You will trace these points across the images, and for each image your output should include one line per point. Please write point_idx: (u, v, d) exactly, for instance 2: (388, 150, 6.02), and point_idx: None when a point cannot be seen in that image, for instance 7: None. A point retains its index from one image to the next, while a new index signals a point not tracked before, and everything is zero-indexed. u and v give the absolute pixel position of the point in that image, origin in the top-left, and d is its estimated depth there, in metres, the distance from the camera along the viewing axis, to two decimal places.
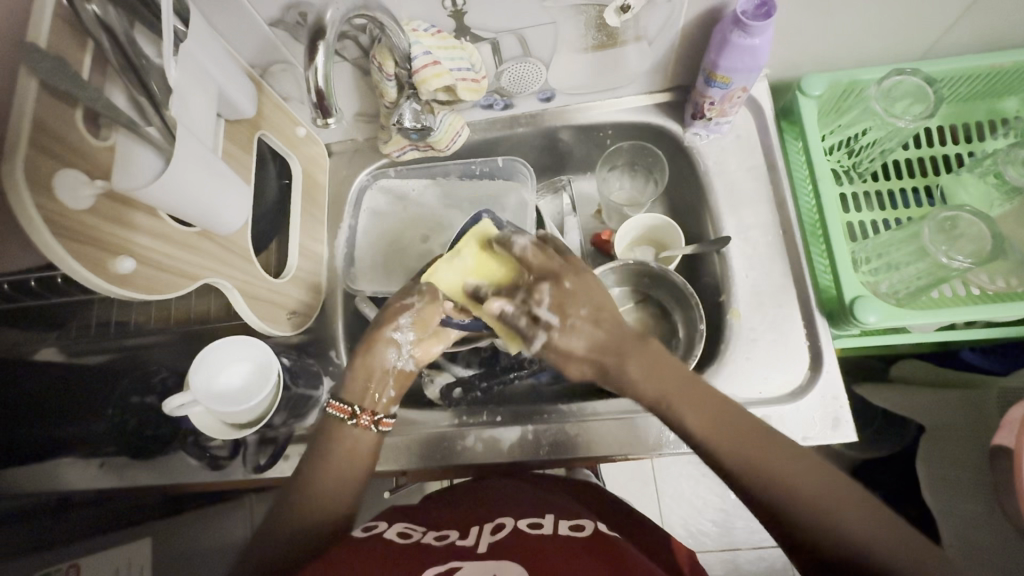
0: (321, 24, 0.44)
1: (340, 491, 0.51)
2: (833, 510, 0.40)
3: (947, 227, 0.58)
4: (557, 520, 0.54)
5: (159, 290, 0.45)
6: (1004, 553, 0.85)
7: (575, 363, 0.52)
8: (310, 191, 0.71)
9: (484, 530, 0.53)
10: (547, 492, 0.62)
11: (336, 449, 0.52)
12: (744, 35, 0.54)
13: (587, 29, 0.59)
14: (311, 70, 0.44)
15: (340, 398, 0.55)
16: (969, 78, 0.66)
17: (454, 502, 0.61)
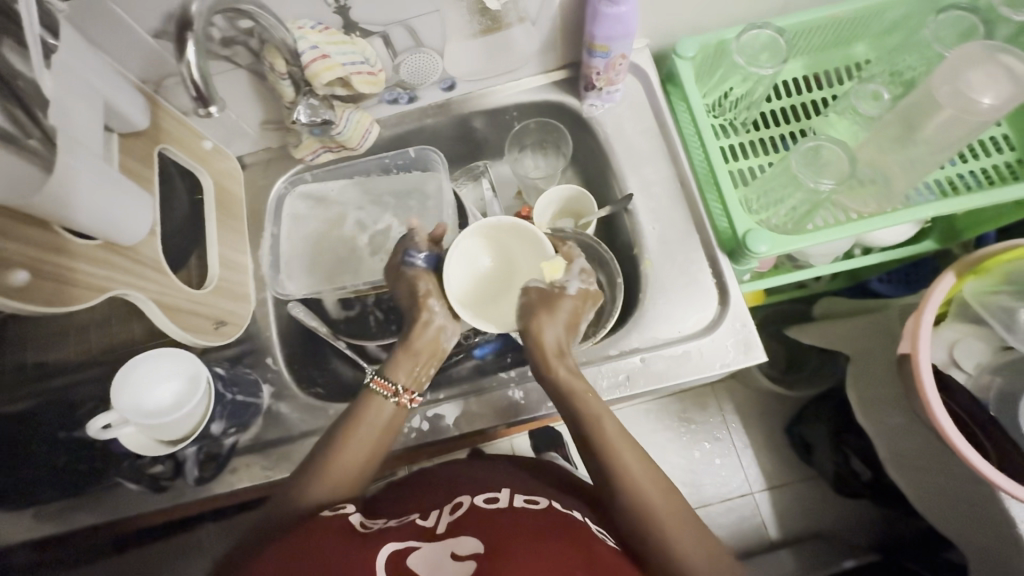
0: (187, 17, 0.44)
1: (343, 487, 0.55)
2: (672, 532, 0.49)
3: (814, 158, 0.65)
4: (513, 494, 0.56)
5: (67, 304, 0.48)
6: (924, 453, 0.95)
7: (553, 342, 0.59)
8: (225, 203, 0.71)
9: (444, 510, 0.54)
10: (516, 471, 0.65)
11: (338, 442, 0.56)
12: (609, 4, 0.59)
13: (471, 14, 0.63)
14: (183, 64, 0.44)
15: (383, 376, 0.60)
16: (817, 29, 0.74)
17: (430, 484, 0.62)
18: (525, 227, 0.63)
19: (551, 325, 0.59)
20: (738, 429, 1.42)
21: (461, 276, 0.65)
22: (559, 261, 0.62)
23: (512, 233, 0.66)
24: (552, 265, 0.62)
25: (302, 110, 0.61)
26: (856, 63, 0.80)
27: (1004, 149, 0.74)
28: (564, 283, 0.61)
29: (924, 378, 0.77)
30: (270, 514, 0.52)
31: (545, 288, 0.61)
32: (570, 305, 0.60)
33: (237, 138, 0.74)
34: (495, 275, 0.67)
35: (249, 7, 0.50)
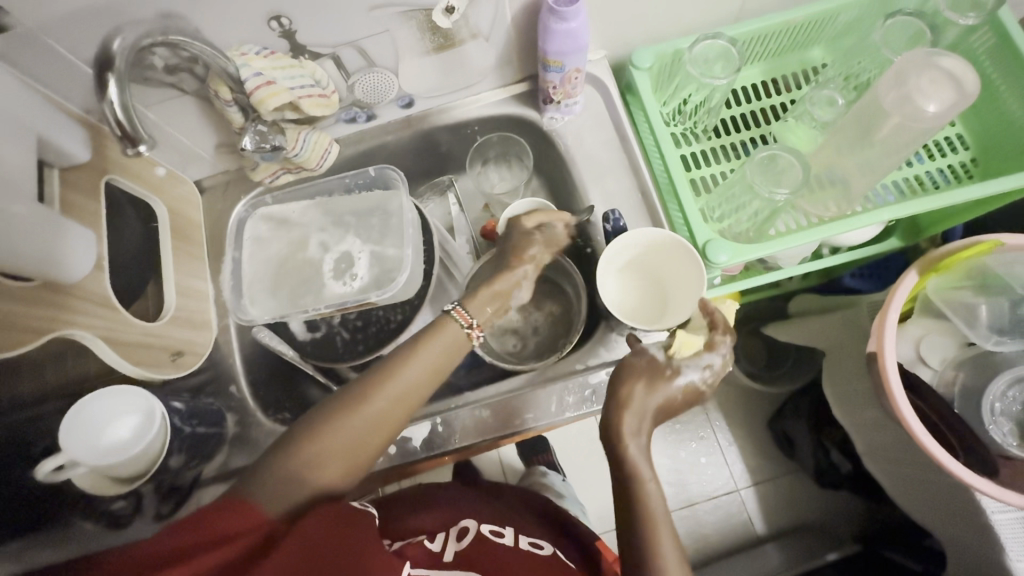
0: (108, 57, 0.45)
1: (387, 432, 0.53)
2: None
3: (771, 167, 0.66)
4: (517, 534, 0.60)
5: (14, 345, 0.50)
6: (897, 447, 0.97)
7: (633, 413, 0.53)
8: (181, 229, 0.70)
9: (450, 535, 0.58)
10: (505, 509, 0.68)
11: (386, 393, 0.52)
12: (560, 20, 0.59)
13: (422, 33, 0.62)
14: (104, 103, 0.44)
15: (462, 307, 0.59)
16: (771, 35, 0.75)
17: (430, 503, 0.66)
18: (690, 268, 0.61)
19: (635, 412, 0.52)
20: (722, 427, 1.42)
21: (624, 283, 0.68)
22: (697, 340, 0.57)
23: (676, 264, 0.63)
24: (687, 342, 0.57)
25: (249, 137, 0.60)
26: (813, 67, 0.81)
27: (959, 149, 0.75)
28: (680, 368, 0.55)
29: (890, 376, 0.78)
30: (318, 439, 0.50)
31: (651, 362, 0.56)
32: (666, 392, 0.54)
33: (192, 162, 0.73)
34: (651, 291, 0.67)
35: (178, 36, 0.50)
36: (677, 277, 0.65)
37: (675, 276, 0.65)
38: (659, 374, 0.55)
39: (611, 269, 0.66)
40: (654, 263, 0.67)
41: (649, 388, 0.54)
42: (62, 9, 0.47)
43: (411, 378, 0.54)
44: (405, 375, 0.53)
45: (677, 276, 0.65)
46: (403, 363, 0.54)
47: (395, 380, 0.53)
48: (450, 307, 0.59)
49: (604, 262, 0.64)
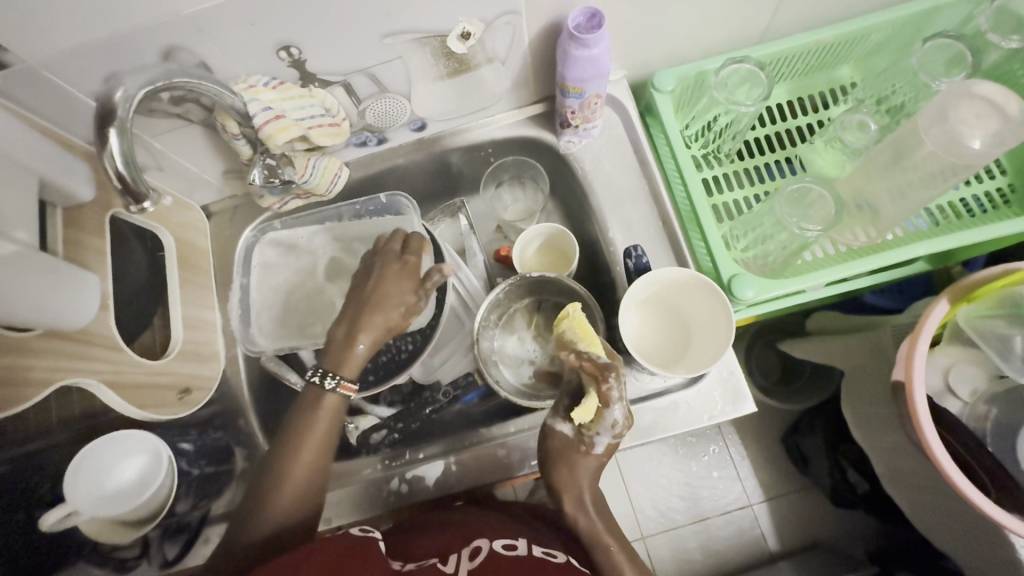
0: (110, 105, 0.43)
1: (319, 456, 0.55)
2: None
3: (799, 198, 0.63)
4: (530, 543, 0.58)
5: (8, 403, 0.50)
6: (919, 473, 0.93)
7: (565, 470, 0.56)
8: (187, 259, 0.68)
9: (463, 554, 0.55)
10: (514, 520, 0.65)
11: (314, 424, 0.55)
12: (580, 46, 0.56)
13: (436, 59, 0.60)
14: (107, 156, 0.42)
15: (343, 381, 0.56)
16: (799, 55, 0.72)
17: (437, 524, 0.63)
18: (726, 319, 0.57)
19: (572, 489, 0.56)
20: (736, 442, 1.39)
21: (648, 323, 0.64)
22: (591, 409, 0.55)
23: (712, 310, 0.59)
24: (585, 408, 0.54)
25: (257, 171, 0.59)
26: (842, 86, 0.77)
27: (996, 175, 0.72)
28: (592, 440, 0.55)
29: (918, 405, 0.74)
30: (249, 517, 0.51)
31: (564, 440, 0.57)
32: (594, 464, 0.56)
33: (199, 187, 0.70)
34: (674, 337, 0.64)
35: (181, 79, 0.47)
36: (707, 327, 0.61)
37: (697, 317, 0.62)
38: (568, 443, 0.57)
39: (632, 304, 0.62)
40: (677, 300, 0.63)
41: (563, 454, 0.57)
42: (63, 44, 0.45)
43: (315, 433, 0.55)
44: (314, 420, 0.55)
45: (701, 318, 0.62)
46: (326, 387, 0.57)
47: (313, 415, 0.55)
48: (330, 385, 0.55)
49: (626, 300, 0.61)
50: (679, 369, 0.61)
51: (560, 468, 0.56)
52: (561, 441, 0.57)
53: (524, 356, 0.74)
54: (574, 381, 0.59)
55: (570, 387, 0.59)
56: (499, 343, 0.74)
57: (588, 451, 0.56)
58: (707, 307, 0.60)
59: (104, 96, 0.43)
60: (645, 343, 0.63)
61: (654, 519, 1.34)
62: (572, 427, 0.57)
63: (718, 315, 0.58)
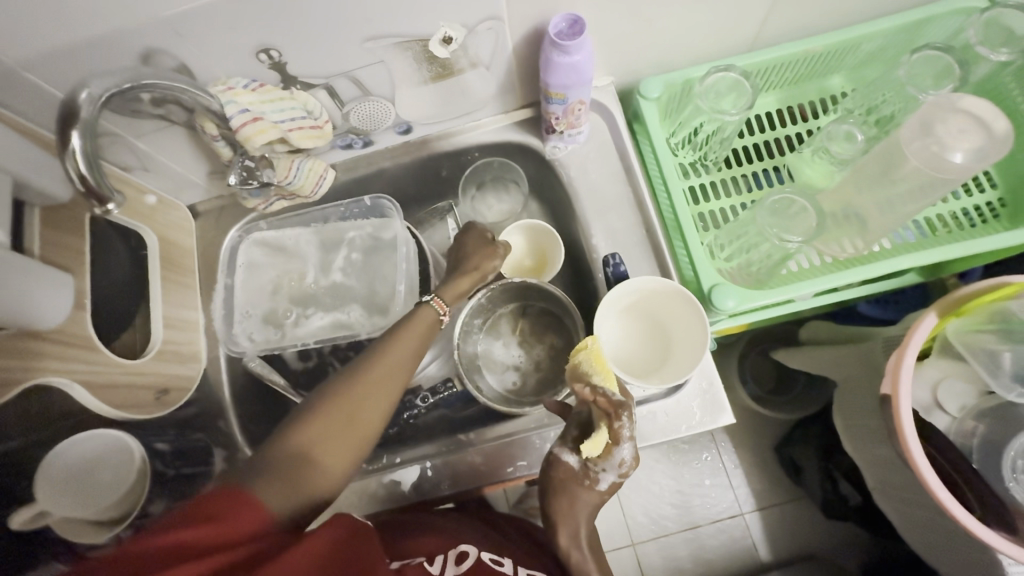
0: (73, 105, 0.42)
1: (385, 401, 0.51)
2: None
3: (782, 208, 0.63)
4: (516, 564, 0.57)
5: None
6: (908, 489, 0.92)
7: (565, 497, 0.53)
8: (171, 259, 0.68)
9: (450, 557, 0.55)
10: (498, 536, 0.65)
11: (380, 362, 0.52)
12: (562, 53, 0.56)
13: (419, 63, 0.60)
14: (69, 156, 0.42)
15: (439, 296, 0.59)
16: (788, 64, 0.71)
17: (425, 524, 0.63)
18: (705, 330, 0.56)
19: (569, 524, 0.53)
20: (728, 450, 1.38)
21: (629, 330, 0.64)
22: (602, 441, 0.52)
23: (694, 325, 0.58)
24: (596, 441, 0.52)
25: (235, 173, 0.59)
26: (832, 95, 0.77)
27: (986, 188, 0.71)
28: (598, 475, 0.53)
29: (904, 423, 0.73)
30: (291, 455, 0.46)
31: (569, 471, 0.54)
32: (595, 501, 0.53)
33: (185, 188, 0.71)
34: (653, 346, 0.63)
35: (150, 81, 0.46)
36: (689, 341, 0.60)
37: (673, 327, 0.62)
38: (570, 477, 0.54)
39: (611, 312, 0.62)
40: (655, 309, 0.63)
41: (562, 485, 0.54)
42: (38, 45, 0.45)
43: (378, 373, 0.52)
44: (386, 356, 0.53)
45: (677, 328, 0.61)
46: (399, 334, 0.55)
47: (385, 354, 0.53)
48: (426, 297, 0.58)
49: (604, 306, 0.60)
50: (655, 379, 0.61)
51: (560, 497, 0.53)
52: (564, 474, 0.54)
53: (510, 362, 0.73)
54: (583, 412, 0.56)
55: (580, 417, 0.56)
56: (485, 347, 0.74)
57: (591, 487, 0.53)
58: (687, 319, 0.59)
59: (68, 96, 0.42)
60: (622, 351, 0.63)
61: (644, 526, 1.33)
62: (579, 459, 0.54)
63: (699, 329, 0.57)
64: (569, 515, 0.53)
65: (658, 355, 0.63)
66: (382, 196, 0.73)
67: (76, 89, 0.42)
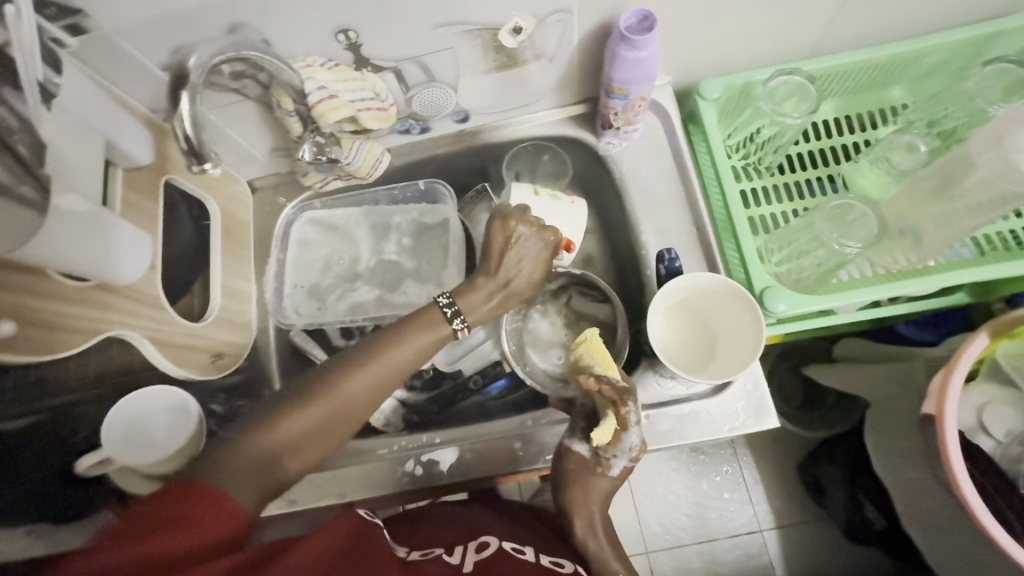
0: (185, 71, 0.46)
1: (359, 411, 0.56)
2: None
3: (840, 215, 0.62)
4: (539, 552, 0.57)
5: (54, 348, 0.47)
6: (941, 517, 0.89)
7: (577, 488, 0.58)
8: (231, 231, 0.70)
9: (470, 547, 0.56)
10: (523, 526, 0.64)
11: (362, 379, 0.56)
12: (631, 48, 0.57)
13: (486, 52, 0.61)
14: (178, 119, 0.44)
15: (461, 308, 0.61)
16: (850, 72, 0.71)
17: (450, 519, 0.64)
18: (755, 330, 0.56)
19: (583, 512, 0.57)
20: (750, 463, 1.35)
21: (676, 325, 0.64)
22: (611, 428, 0.55)
23: (744, 324, 0.58)
24: (604, 430, 0.55)
25: (307, 147, 0.60)
26: (894, 106, 0.75)
27: None
28: (610, 461, 0.57)
29: (950, 448, 0.71)
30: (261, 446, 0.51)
31: (581, 461, 0.58)
32: (606, 485, 0.58)
33: (247, 162, 0.73)
34: (699, 342, 0.64)
35: (253, 53, 0.50)
36: (737, 339, 0.60)
37: (722, 328, 0.62)
38: (582, 466, 0.58)
39: (660, 306, 0.62)
40: (705, 307, 0.63)
41: (572, 478, 0.58)
42: (137, 12, 0.48)
43: (365, 386, 0.56)
44: (374, 369, 0.56)
45: (726, 329, 0.62)
46: (377, 356, 0.57)
47: (364, 375, 0.56)
48: (442, 301, 0.61)
49: (656, 300, 0.60)
50: (703, 375, 0.61)
51: (574, 486, 0.58)
52: (576, 463, 0.58)
53: (555, 341, 0.74)
54: (589, 405, 0.60)
55: (584, 410, 0.60)
56: (532, 323, 0.74)
57: (601, 473, 0.58)
58: (738, 317, 0.59)
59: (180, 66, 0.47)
60: (670, 345, 0.63)
61: (659, 535, 1.32)
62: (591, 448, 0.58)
63: (750, 329, 0.57)
64: (582, 505, 0.58)
65: (704, 351, 0.63)
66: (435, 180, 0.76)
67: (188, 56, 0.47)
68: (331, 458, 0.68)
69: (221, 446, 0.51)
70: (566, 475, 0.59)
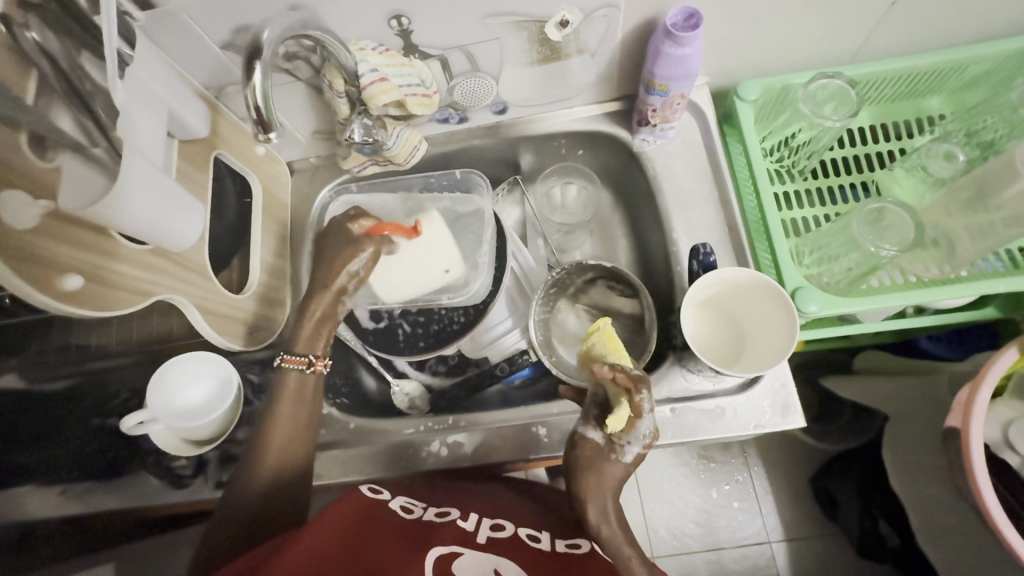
0: (258, 45, 0.47)
1: (296, 450, 0.58)
2: None
3: (875, 218, 0.63)
4: (555, 536, 0.57)
5: (109, 308, 0.47)
6: (957, 532, 0.88)
7: (591, 475, 0.54)
8: (272, 209, 0.72)
9: (485, 522, 0.56)
10: (541, 504, 0.64)
11: (272, 442, 0.56)
12: (674, 44, 0.58)
13: (531, 44, 0.62)
14: (249, 89, 0.45)
15: (294, 351, 0.60)
16: (890, 80, 0.71)
17: (467, 490, 0.64)
18: (790, 321, 0.57)
19: (596, 499, 0.54)
20: (761, 474, 1.34)
21: (705, 319, 0.65)
22: (625, 414, 0.53)
23: (776, 317, 0.59)
24: (618, 417, 0.53)
25: (357, 128, 0.61)
26: (930, 116, 0.76)
27: None
28: (624, 448, 0.55)
29: (974, 458, 0.71)
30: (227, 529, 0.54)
31: (594, 449, 0.56)
32: (619, 473, 0.55)
33: (289, 144, 0.75)
34: (730, 334, 0.64)
35: (315, 32, 0.52)
36: (770, 331, 0.60)
37: (756, 327, 0.62)
38: (595, 456, 0.55)
39: (693, 300, 0.63)
40: (737, 306, 0.64)
41: (585, 466, 0.55)
42: None
43: (285, 434, 0.57)
44: (282, 416, 0.58)
45: (758, 328, 0.62)
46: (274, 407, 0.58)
47: (276, 423, 0.57)
48: (279, 360, 0.59)
49: (692, 293, 0.61)
50: (737, 368, 0.62)
51: (587, 474, 0.55)
52: (589, 454, 0.55)
53: (585, 331, 0.76)
54: (601, 395, 0.58)
55: (596, 400, 0.58)
56: (560, 315, 0.76)
57: (613, 463, 0.55)
58: (770, 312, 0.60)
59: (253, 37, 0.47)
60: (703, 341, 0.64)
61: (665, 540, 1.31)
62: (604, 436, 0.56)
63: (784, 323, 0.58)
64: (597, 489, 0.54)
65: (733, 343, 0.64)
66: (472, 171, 0.77)
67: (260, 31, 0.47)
68: (356, 435, 0.69)
69: (206, 544, 0.54)
70: (579, 461, 0.56)
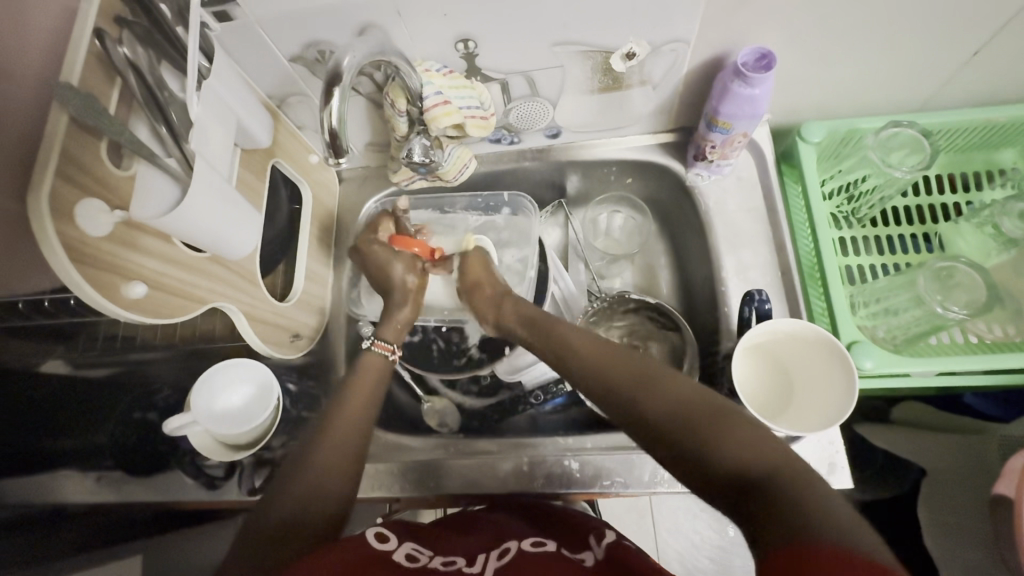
0: (338, 70, 0.47)
1: (351, 446, 0.52)
2: (710, 441, 0.40)
3: (944, 276, 0.60)
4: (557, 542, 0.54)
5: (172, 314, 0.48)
6: None
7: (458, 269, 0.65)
8: (320, 217, 0.73)
9: (492, 554, 0.53)
10: (529, 510, 0.61)
11: (330, 436, 0.51)
12: (745, 84, 0.56)
13: (594, 72, 0.61)
14: (325, 111, 0.46)
15: (382, 339, 0.62)
16: (962, 131, 0.68)
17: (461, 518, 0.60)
18: (850, 377, 0.54)
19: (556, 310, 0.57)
20: None
21: (758, 366, 0.62)
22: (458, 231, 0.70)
23: (834, 371, 0.57)
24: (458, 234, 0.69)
25: (416, 147, 0.61)
26: (1000, 170, 0.72)
27: None
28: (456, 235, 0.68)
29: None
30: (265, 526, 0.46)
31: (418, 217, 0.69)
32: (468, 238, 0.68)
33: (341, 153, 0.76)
34: (780, 385, 0.61)
35: (392, 57, 0.52)
36: (828, 386, 0.58)
37: (817, 402, 0.58)
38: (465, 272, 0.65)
39: (749, 345, 0.60)
40: (797, 368, 0.61)
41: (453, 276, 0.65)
42: (283, 7, 0.51)
43: (336, 425, 0.53)
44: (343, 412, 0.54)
45: (817, 401, 0.58)
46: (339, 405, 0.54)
47: (337, 416, 0.53)
48: (367, 343, 0.61)
49: (753, 335, 0.59)
50: (784, 421, 0.59)
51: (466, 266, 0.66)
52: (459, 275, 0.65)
53: None
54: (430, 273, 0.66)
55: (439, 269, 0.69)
56: None
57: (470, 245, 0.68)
58: (830, 367, 0.57)
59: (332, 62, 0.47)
60: (754, 389, 0.61)
61: None
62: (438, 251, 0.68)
63: (842, 380, 0.55)
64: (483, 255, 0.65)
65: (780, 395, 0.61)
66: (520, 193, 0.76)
67: (341, 56, 0.47)
68: (385, 451, 0.69)
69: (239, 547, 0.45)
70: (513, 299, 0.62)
